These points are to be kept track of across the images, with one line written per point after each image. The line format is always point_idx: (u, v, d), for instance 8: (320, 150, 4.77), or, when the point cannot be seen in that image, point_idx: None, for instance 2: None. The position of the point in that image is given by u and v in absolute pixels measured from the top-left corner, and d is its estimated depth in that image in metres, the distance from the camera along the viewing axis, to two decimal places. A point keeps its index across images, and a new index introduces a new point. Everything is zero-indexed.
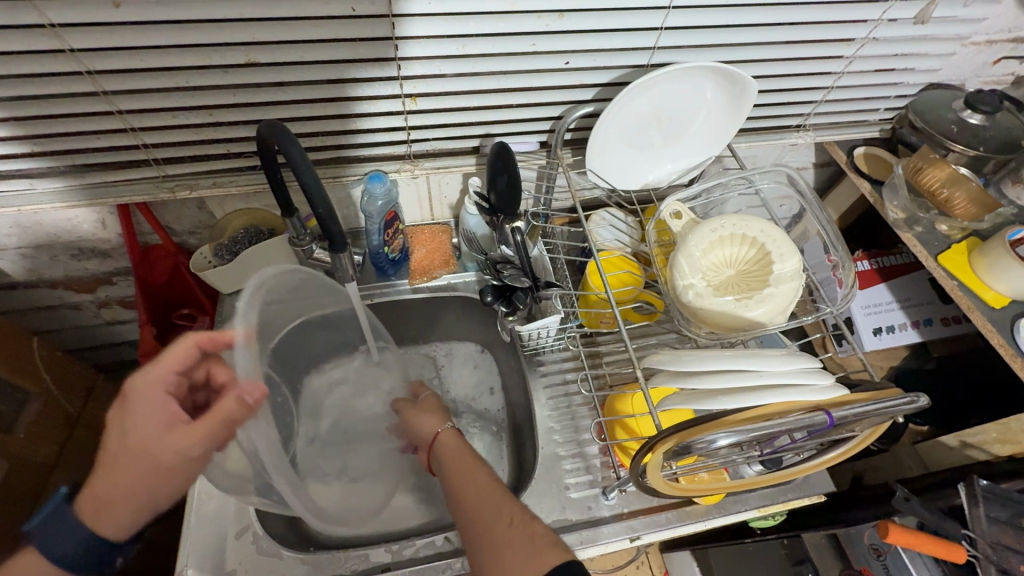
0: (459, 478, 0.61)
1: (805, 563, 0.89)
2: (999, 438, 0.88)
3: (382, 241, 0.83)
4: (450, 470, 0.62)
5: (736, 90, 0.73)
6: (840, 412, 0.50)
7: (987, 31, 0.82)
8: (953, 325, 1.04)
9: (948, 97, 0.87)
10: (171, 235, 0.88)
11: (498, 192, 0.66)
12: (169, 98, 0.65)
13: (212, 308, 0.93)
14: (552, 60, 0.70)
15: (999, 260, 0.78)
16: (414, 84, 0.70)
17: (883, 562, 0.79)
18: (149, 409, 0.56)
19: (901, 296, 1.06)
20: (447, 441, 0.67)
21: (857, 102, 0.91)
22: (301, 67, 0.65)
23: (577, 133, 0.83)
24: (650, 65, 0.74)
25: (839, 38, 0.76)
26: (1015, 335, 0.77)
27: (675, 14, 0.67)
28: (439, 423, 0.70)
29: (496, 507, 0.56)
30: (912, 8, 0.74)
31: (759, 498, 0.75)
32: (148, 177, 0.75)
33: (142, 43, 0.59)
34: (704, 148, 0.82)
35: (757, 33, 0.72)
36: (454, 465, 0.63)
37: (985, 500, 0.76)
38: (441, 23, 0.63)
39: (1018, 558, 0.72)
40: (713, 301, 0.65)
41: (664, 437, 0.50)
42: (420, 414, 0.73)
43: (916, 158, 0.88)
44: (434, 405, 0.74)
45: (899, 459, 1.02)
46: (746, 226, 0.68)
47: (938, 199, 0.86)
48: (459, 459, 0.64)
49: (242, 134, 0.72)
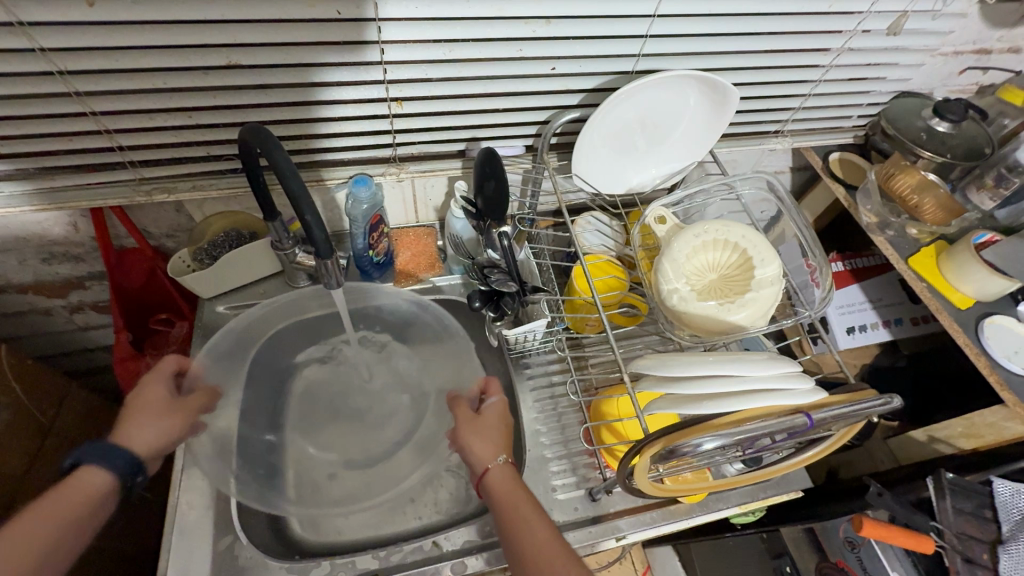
0: (511, 511, 0.59)
1: (783, 556, 0.94)
2: (965, 433, 0.90)
3: (367, 244, 0.82)
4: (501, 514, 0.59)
5: (718, 97, 0.74)
6: (819, 414, 0.52)
7: (953, 42, 0.85)
8: (922, 324, 1.09)
9: (918, 105, 0.90)
10: (148, 238, 0.85)
11: (486, 197, 0.66)
12: (146, 100, 0.63)
13: (191, 312, 0.91)
14: (538, 65, 0.71)
15: (964, 263, 0.81)
16: (400, 88, 0.69)
17: (857, 554, 0.84)
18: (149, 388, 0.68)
19: (872, 297, 1.10)
20: (500, 475, 0.62)
21: (832, 109, 0.94)
22: (285, 70, 0.64)
23: (563, 137, 0.84)
24: (635, 72, 0.75)
25: (815, 47, 0.78)
26: (979, 334, 0.80)
27: (659, 22, 0.68)
28: (491, 455, 0.64)
29: (534, 536, 0.57)
30: (884, 20, 0.76)
31: (741, 495, 0.77)
32: (124, 180, 0.73)
33: (118, 44, 0.57)
34: (687, 154, 0.84)
35: (737, 42, 0.74)
36: (505, 505, 0.60)
37: (952, 493, 0.79)
38: (426, 29, 0.63)
39: (981, 547, 0.76)
40: (697, 305, 0.66)
41: (652, 441, 0.52)
42: (479, 437, 0.66)
43: (888, 164, 0.91)
44: (494, 425, 0.68)
45: (872, 453, 1.06)
46: (728, 232, 0.69)
47: (909, 204, 0.89)
48: (512, 496, 0.60)
49: (222, 137, 0.70)
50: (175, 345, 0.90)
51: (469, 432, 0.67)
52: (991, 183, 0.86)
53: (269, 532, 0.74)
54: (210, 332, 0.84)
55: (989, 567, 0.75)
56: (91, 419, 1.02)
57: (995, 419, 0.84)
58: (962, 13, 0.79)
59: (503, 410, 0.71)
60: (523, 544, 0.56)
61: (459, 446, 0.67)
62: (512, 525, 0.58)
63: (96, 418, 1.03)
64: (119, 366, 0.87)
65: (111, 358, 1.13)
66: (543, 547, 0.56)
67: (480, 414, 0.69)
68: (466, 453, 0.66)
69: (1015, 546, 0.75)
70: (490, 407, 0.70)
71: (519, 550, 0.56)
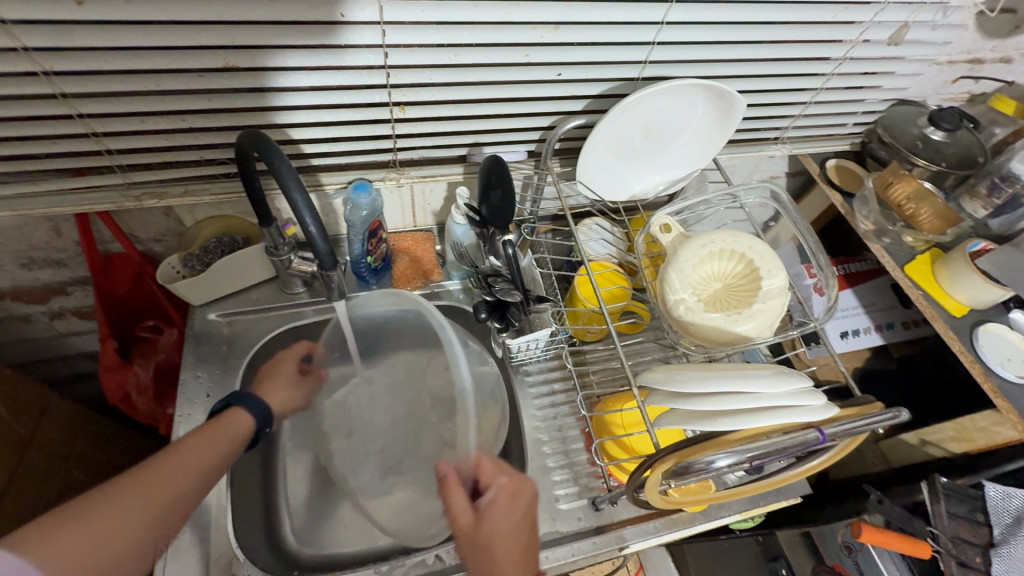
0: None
1: (778, 559, 0.95)
2: (955, 436, 0.92)
3: (364, 250, 0.80)
4: None
5: (724, 105, 0.74)
6: (830, 429, 0.53)
7: (951, 53, 0.86)
8: (914, 329, 1.10)
9: (913, 113, 0.91)
10: (135, 242, 0.82)
11: (491, 206, 0.65)
12: (137, 102, 0.60)
13: (181, 319, 0.88)
14: (545, 71, 0.69)
15: (959, 271, 0.83)
16: (403, 92, 0.67)
17: (855, 559, 0.85)
18: (283, 362, 0.75)
19: (865, 301, 1.12)
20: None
21: (831, 117, 0.94)
22: (285, 73, 0.62)
23: (565, 143, 0.83)
24: (641, 78, 0.74)
25: (818, 56, 0.78)
26: (973, 342, 0.82)
27: (667, 30, 0.67)
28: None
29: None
30: (886, 30, 0.76)
31: (742, 502, 0.77)
32: (112, 185, 0.70)
33: (108, 44, 0.54)
34: (691, 161, 0.83)
35: (742, 51, 0.73)
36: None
37: (946, 497, 0.80)
38: (432, 32, 0.61)
39: (974, 550, 0.77)
40: (703, 315, 0.66)
41: (663, 457, 0.51)
42: (487, 560, 0.54)
43: (886, 172, 0.91)
44: (499, 536, 0.55)
45: (863, 455, 1.07)
46: (734, 242, 0.70)
47: (906, 213, 0.90)
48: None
49: (216, 141, 0.67)
50: (164, 353, 0.87)
51: (472, 545, 0.55)
52: (983, 192, 0.88)
53: (269, 546, 0.73)
54: (202, 341, 0.82)
55: (982, 571, 0.75)
56: (74, 429, 0.98)
57: (986, 424, 0.86)
58: (961, 24, 0.79)
59: (508, 500, 0.57)
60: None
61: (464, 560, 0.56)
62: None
63: (79, 428, 0.99)
64: (105, 374, 0.83)
65: (94, 364, 1.09)
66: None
67: (481, 516, 0.56)
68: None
69: (1007, 548, 0.75)
70: (492, 508, 0.56)
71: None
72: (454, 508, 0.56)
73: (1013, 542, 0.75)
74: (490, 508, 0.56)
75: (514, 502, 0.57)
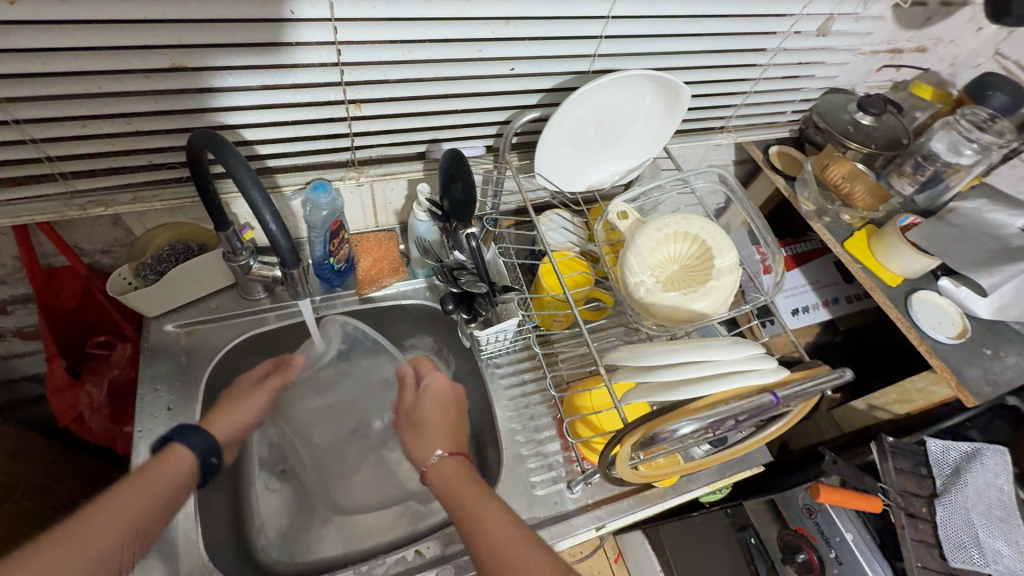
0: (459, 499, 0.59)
1: (747, 527, 1.00)
2: (899, 399, 1.00)
3: (327, 251, 0.80)
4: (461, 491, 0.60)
5: (670, 95, 0.77)
6: (783, 391, 0.55)
7: (874, 42, 0.92)
8: (857, 302, 1.17)
9: (843, 101, 0.99)
10: (81, 254, 0.78)
11: (453, 198, 0.67)
12: (79, 106, 0.58)
13: (136, 334, 0.84)
14: (498, 66, 0.71)
15: (892, 243, 0.89)
16: (358, 90, 0.67)
17: (815, 519, 0.88)
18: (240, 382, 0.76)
19: (812, 279, 1.18)
20: (450, 465, 0.64)
21: (770, 105, 1.00)
22: (234, 72, 0.61)
23: (523, 137, 0.85)
24: (591, 71, 0.77)
25: (755, 47, 0.83)
26: (909, 308, 0.88)
27: (614, 24, 0.70)
28: (426, 455, 0.66)
29: (485, 514, 0.56)
30: (814, 22, 0.82)
31: (709, 474, 0.80)
32: (53, 194, 0.67)
33: (44, 45, 0.52)
34: (644, 150, 0.87)
35: (684, 43, 0.77)
36: (449, 492, 0.61)
37: (892, 454, 0.86)
38: (384, 29, 0.62)
39: (920, 502, 0.83)
40: (662, 296, 0.69)
41: (631, 430, 0.53)
42: (417, 427, 0.71)
43: (823, 155, 0.97)
44: (431, 410, 0.72)
45: (818, 424, 1.13)
46: (688, 224, 0.72)
47: (841, 191, 0.97)
48: (454, 484, 0.61)
49: (166, 144, 0.66)
50: (118, 369, 0.84)
51: (410, 414, 0.74)
52: (909, 170, 0.94)
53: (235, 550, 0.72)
54: (157, 353, 0.79)
55: (927, 519, 0.82)
56: None
57: (924, 384, 0.95)
58: (880, 17, 0.86)
59: (441, 385, 0.76)
60: (475, 520, 0.56)
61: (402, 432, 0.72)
62: (458, 498, 0.59)
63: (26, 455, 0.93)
64: (54, 396, 0.79)
65: (43, 389, 1.02)
66: (492, 527, 0.55)
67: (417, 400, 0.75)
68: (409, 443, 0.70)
69: (948, 497, 0.82)
70: (426, 391, 0.75)
71: (468, 533, 0.56)
72: (404, 394, 0.77)
73: (954, 490, 0.82)
74: (429, 388, 0.75)
75: (450, 398, 0.75)
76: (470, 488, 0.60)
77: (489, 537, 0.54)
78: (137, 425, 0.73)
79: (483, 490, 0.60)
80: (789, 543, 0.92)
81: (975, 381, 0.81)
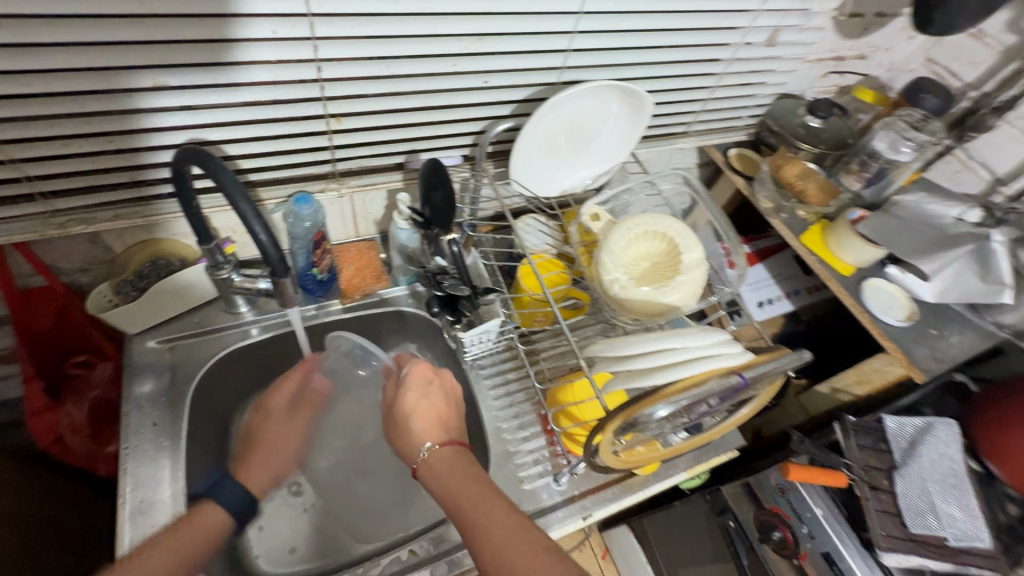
0: (462, 502, 0.61)
1: (726, 511, 1.05)
2: (857, 381, 1.04)
3: (309, 262, 0.81)
4: (461, 494, 0.61)
5: (634, 103, 0.82)
6: (749, 372, 0.59)
7: (818, 51, 1.00)
8: (817, 292, 1.24)
9: (795, 106, 1.08)
10: (58, 274, 0.78)
11: (434, 206, 0.70)
12: (60, 126, 0.59)
13: (116, 352, 0.85)
14: (472, 79, 0.74)
15: (844, 236, 0.97)
16: (338, 104, 0.70)
17: (787, 497, 0.94)
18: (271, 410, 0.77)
19: (774, 272, 1.25)
20: (445, 459, 0.65)
21: (728, 111, 1.06)
22: (218, 90, 0.63)
23: (497, 146, 0.89)
24: (560, 83, 0.82)
25: (710, 57, 0.89)
26: (860, 295, 0.96)
27: (579, 38, 0.75)
28: (416, 452, 0.67)
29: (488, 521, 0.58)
30: (762, 34, 0.89)
31: (688, 460, 0.84)
32: (33, 214, 0.67)
33: (27, 67, 0.53)
34: (612, 155, 0.91)
35: (645, 54, 0.82)
36: (446, 493, 0.62)
37: (855, 432, 0.92)
38: (363, 46, 0.64)
39: (881, 474, 0.89)
40: (635, 291, 0.73)
41: (612, 417, 0.56)
42: (401, 423, 0.69)
43: (777, 156, 1.06)
44: (412, 402, 0.70)
45: (787, 410, 1.19)
46: (656, 223, 0.77)
47: (795, 189, 1.04)
48: (453, 484, 0.62)
49: (148, 161, 0.67)
50: (99, 389, 0.84)
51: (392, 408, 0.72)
52: (856, 168, 1.01)
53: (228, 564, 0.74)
54: (140, 371, 0.79)
55: (888, 490, 0.88)
56: None
57: (879, 365, 0.99)
58: (821, 28, 0.93)
59: (424, 377, 0.73)
60: (477, 523, 0.58)
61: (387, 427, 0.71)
62: (455, 502, 0.61)
63: None
64: (33, 419, 0.78)
65: None
66: (495, 531, 0.57)
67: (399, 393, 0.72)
68: (397, 443, 0.69)
69: (906, 468, 0.88)
70: (408, 381, 0.72)
71: (470, 534, 0.58)
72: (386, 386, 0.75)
73: (911, 462, 0.89)
74: (408, 381, 0.72)
75: (434, 387, 0.72)
76: (467, 490, 0.61)
77: (492, 538, 0.57)
78: (124, 443, 0.73)
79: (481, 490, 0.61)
80: (765, 523, 0.97)
81: (922, 359, 0.88)
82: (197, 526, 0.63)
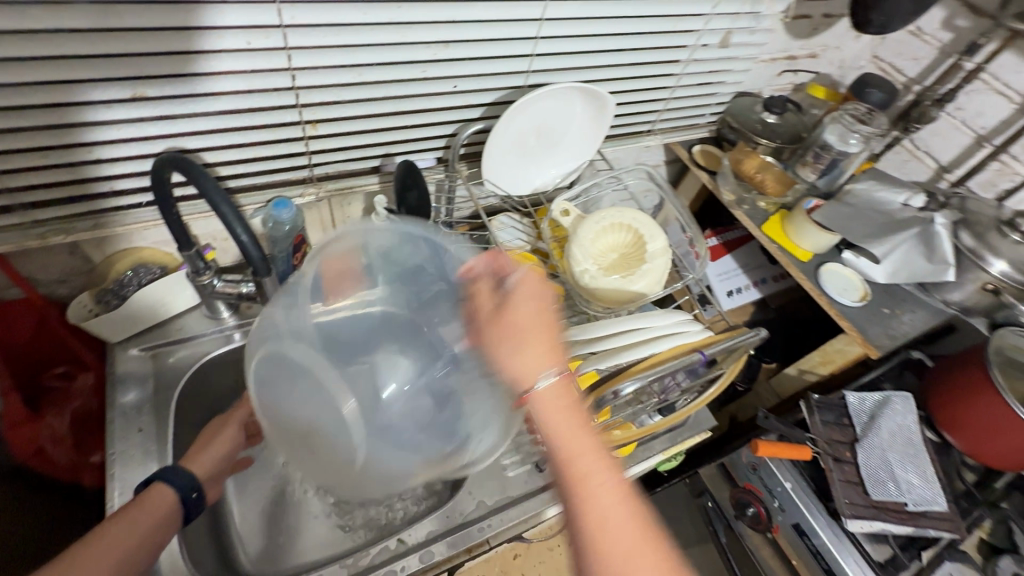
0: (577, 456, 0.51)
1: (704, 493, 1.10)
2: (821, 361, 1.10)
3: (291, 266, 0.83)
4: (575, 447, 0.51)
5: (597, 103, 0.86)
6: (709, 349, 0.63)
7: (770, 51, 1.06)
8: (782, 280, 1.30)
9: (751, 103, 1.12)
10: (36, 286, 0.78)
11: (410, 206, 0.74)
12: (38, 138, 0.61)
13: (96, 362, 0.85)
14: (441, 84, 0.78)
15: (801, 224, 1.02)
16: (313, 111, 0.73)
17: (758, 473, 0.98)
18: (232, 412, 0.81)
19: (741, 263, 1.31)
20: (560, 394, 0.54)
21: (690, 109, 1.12)
22: (196, 99, 0.65)
23: (468, 148, 0.92)
24: (527, 86, 0.86)
25: (669, 58, 0.94)
26: (819, 279, 1.01)
27: (543, 43, 0.79)
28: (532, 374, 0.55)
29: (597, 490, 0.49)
30: (716, 36, 0.94)
31: (663, 442, 0.88)
32: (13, 224, 0.68)
33: (4, 81, 0.55)
34: (580, 153, 0.96)
35: (607, 58, 0.87)
36: (562, 436, 0.52)
37: (819, 408, 0.97)
38: (335, 55, 0.67)
39: (844, 447, 0.94)
40: (604, 280, 0.77)
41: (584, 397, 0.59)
42: (514, 341, 0.56)
43: (736, 152, 1.11)
44: (527, 318, 0.57)
45: (759, 393, 1.25)
46: (622, 216, 0.81)
47: (755, 181, 1.10)
48: (568, 432, 0.52)
49: (126, 170, 0.69)
50: (81, 399, 0.84)
51: (493, 322, 0.58)
52: (810, 160, 1.06)
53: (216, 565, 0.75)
54: (122, 379, 0.80)
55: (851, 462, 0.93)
56: None
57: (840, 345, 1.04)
58: (771, 29, 0.99)
59: (534, 287, 0.59)
60: (589, 485, 0.49)
61: (484, 342, 0.58)
62: (569, 449, 0.51)
63: None
64: (10, 432, 0.75)
65: None
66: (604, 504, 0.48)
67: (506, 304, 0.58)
68: (503, 358, 0.56)
69: (867, 440, 0.93)
70: (517, 293, 0.58)
71: (577, 491, 0.49)
72: (483, 299, 0.61)
73: (871, 433, 0.94)
74: (519, 289, 0.58)
75: (546, 300, 0.59)
76: (586, 442, 0.52)
77: (601, 505, 0.48)
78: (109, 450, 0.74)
79: (601, 449, 0.52)
80: (739, 500, 1.01)
81: (876, 337, 0.94)
82: (151, 506, 0.66)
